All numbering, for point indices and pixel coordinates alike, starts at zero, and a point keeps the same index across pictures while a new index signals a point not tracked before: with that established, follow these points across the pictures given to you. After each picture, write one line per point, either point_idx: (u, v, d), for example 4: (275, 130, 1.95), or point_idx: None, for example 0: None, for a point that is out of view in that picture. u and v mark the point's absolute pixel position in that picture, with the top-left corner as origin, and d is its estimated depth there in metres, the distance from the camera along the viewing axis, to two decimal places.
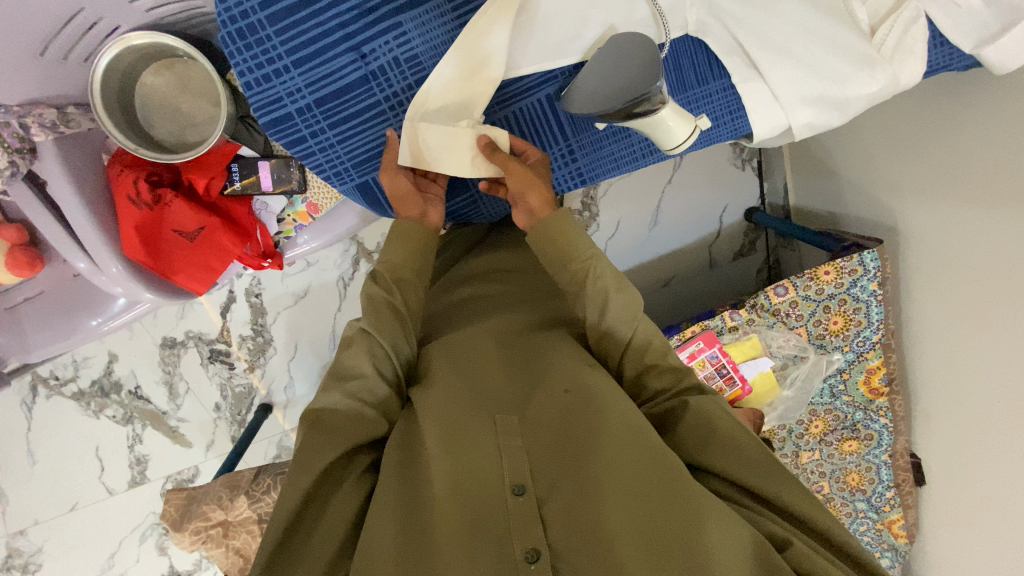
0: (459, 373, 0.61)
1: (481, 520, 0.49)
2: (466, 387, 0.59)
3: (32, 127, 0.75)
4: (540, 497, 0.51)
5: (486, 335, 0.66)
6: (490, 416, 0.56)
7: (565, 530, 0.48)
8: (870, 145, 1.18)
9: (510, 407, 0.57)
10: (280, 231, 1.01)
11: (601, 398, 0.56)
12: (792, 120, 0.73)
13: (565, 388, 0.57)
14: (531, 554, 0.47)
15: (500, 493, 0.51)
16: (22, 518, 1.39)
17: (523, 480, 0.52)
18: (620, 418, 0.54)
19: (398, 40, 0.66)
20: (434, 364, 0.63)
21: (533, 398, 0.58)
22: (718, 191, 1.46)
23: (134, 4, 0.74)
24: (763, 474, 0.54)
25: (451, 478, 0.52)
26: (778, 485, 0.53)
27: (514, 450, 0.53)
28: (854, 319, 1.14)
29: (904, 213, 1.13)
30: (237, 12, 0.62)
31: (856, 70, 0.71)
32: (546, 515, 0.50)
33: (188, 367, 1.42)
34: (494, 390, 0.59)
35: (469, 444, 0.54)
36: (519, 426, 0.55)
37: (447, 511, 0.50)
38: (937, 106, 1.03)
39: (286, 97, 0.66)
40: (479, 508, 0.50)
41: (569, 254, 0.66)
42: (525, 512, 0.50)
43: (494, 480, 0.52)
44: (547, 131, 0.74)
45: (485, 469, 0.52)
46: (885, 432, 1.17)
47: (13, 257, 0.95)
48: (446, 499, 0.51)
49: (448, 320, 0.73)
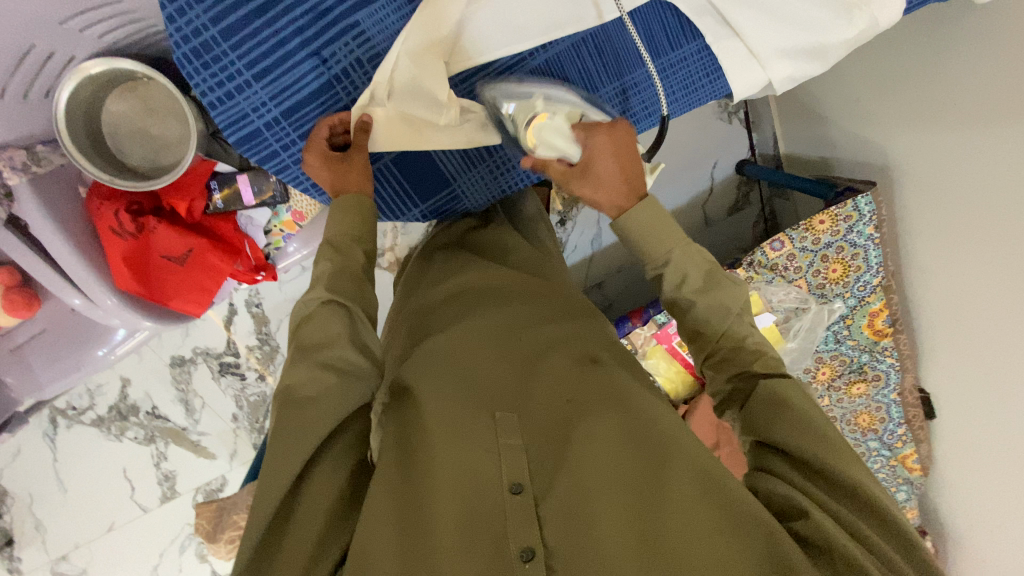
0: (455, 376, 0.62)
1: (477, 519, 0.50)
2: (464, 389, 0.60)
3: (4, 171, 0.75)
4: (537, 496, 0.52)
5: (477, 334, 0.66)
6: (490, 416, 0.57)
7: (562, 530, 0.49)
8: (857, 85, 1.15)
9: (509, 407, 0.58)
10: (269, 243, 1.02)
11: (603, 403, 0.57)
12: (770, 74, 0.71)
13: (567, 396, 0.58)
14: (526, 553, 0.48)
15: (497, 492, 0.52)
16: (62, 543, 1.43)
17: (521, 479, 0.52)
18: (623, 421, 0.56)
19: (358, 40, 0.64)
20: (430, 366, 0.64)
21: (532, 399, 0.59)
22: (707, 148, 1.44)
23: (85, 32, 0.72)
24: (817, 450, 0.52)
25: (451, 480, 0.53)
26: (841, 466, 0.51)
27: (513, 447, 0.54)
28: (853, 265, 1.13)
29: (895, 151, 1.11)
30: (189, 30, 0.60)
31: (831, 17, 0.69)
32: (542, 514, 0.51)
33: (200, 382, 1.44)
34: (493, 391, 0.60)
35: (467, 445, 0.55)
36: (519, 425, 0.56)
37: (447, 509, 0.51)
38: (925, 37, 0.99)
39: (252, 113, 0.65)
40: (477, 508, 0.51)
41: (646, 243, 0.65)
42: (522, 511, 0.50)
43: (491, 479, 0.53)
44: None
45: (484, 470, 0.53)
46: (892, 372, 1.17)
47: (9, 300, 0.96)
48: (444, 501, 0.52)
49: (440, 314, 0.73)
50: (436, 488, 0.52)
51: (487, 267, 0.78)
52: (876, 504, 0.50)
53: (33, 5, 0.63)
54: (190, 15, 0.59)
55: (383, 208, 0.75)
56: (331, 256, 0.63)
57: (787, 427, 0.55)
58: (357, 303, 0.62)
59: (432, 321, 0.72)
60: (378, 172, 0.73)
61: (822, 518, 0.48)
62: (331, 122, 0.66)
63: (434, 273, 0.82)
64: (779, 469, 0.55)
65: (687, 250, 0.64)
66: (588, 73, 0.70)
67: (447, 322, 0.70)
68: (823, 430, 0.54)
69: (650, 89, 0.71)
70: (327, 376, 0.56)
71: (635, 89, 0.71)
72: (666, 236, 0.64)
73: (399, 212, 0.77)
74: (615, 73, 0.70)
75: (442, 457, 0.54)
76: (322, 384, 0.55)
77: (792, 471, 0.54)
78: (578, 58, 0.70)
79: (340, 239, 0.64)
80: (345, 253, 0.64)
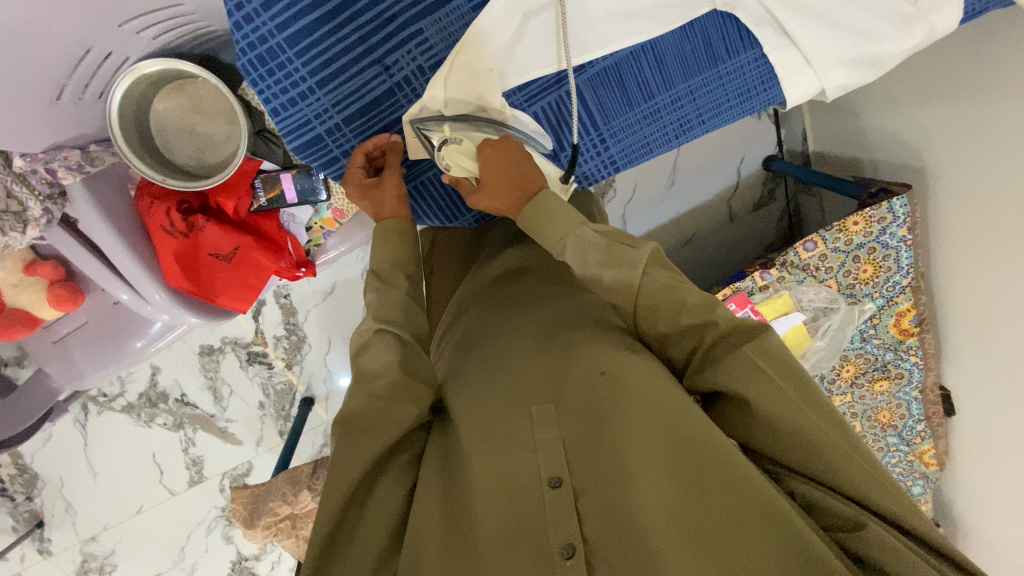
0: (491, 378, 0.64)
1: (520, 516, 0.52)
2: (499, 389, 0.62)
3: (59, 171, 0.75)
4: (576, 488, 0.54)
5: (518, 336, 0.69)
6: (527, 410, 0.59)
7: (600, 523, 0.51)
8: (895, 87, 1.15)
9: (547, 399, 0.60)
10: (309, 240, 1.05)
11: (635, 387, 0.57)
12: (825, 82, 0.71)
13: (601, 370, 0.60)
14: (567, 550, 0.50)
15: (538, 487, 0.54)
16: (92, 525, 1.46)
17: (560, 472, 0.54)
18: (657, 405, 0.56)
19: (420, 48, 0.65)
20: (471, 371, 0.67)
21: (567, 384, 0.61)
22: (735, 143, 1.43)
23: (141, 33, 0.71)
24: (804, 454, 0.53)
25: (493, 478, 0.55)
26: (835, 471, 0.52)
27: (551, 440, 0.56)
28: (884, 266, 1.14)
29: (932, 153, 1.11)
30: (256, 37, 0.60)
31: (890, 26, 0.69)
32: (582, 507, 0.53)
33: (228, 371, 1.46)
34: (529, 386, 0.62)
35: (507, 444, 0.57)
36: (556, 417, 0.58)
37: (490, 508, 0.53)
38: (969, 42, 0.98)
39: (314, 119, 0.65)
40: (517, 503, 0.53)
41: (543, 236, 0.63)
42: (562, 502, 0.53)
43: (530, 474, 0.54)
44: (578, 124, 0.71)
45: (522, 467, 0.55)
46: (916, 370, 1.19)
47: (54, 293, 0.97)
48: (485, 502, 0.54)
49: (489, 318, 0.74)
50: (476, 490, 0.55)
51: (519, 279, 0.80)
52: (875, 499, 0.51)
53: (94, 12, 0.62)
54: (257, 21, 0.59)
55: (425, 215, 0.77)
56: (378, 284, 0.65)
57: (767, 416, 0.54)
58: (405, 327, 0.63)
59: (480, 326, 0.74)
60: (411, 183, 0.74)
61: (876, 526, 0.50)
62: (366, 148, 0.67)
63: (478, 287, 0.84)
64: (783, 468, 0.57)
65: (581, 231, 0.62)
66: (646, 81, 0.70)
67: (492, 329, 0.72)
68: (807, 428, 0.53)
69: (705, 97, 0.72)
70: (389, 392, 0.57)
71: (691, 96, 0.72)
72: (562, 228, 0.62)
73: (454, 216, 0.78)
74: (672, 79, 0.71)
75: (483, 459, 0.56)
76: (385, 400, 0.56)
77: (803, 483, 0.55)
78: (637, 66, 0.69)
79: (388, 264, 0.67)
80: (390, 279, 0.65)
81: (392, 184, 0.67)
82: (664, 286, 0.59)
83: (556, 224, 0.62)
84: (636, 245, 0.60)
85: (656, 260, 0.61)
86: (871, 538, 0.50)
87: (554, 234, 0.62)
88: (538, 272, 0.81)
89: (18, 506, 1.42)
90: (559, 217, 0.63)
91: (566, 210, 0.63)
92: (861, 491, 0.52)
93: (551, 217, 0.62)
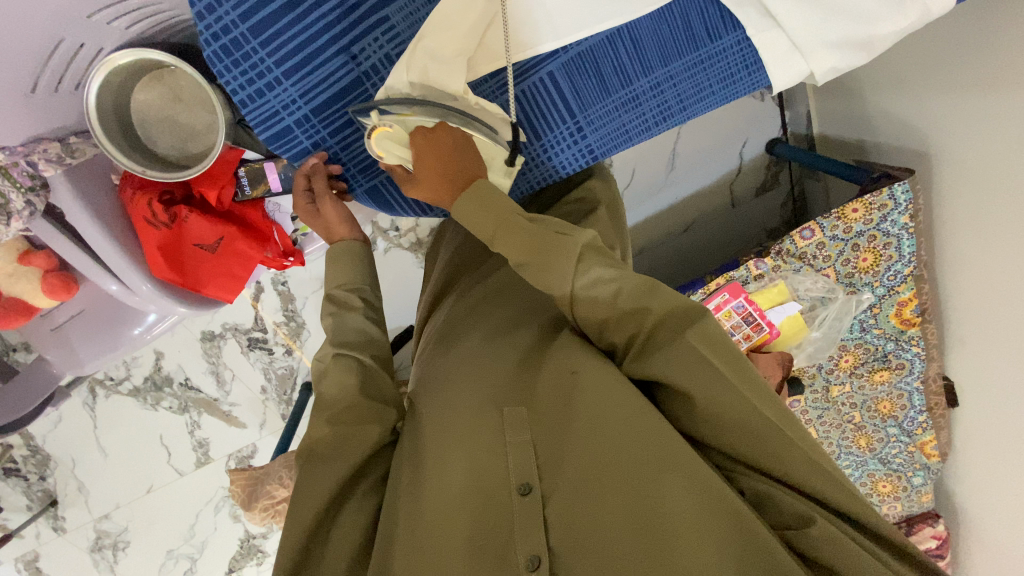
0: (460, 385, 0.64)
1: (486, 524, 0.52)
2: (468, 392, 0.62)
3: (40, 163, 0.75)
4: (545, 495, 0.53)
5: (490, 342, 0.68)
6: (498, 413, 0.59)
7: (563, 529, 0.50)
8: (900, 66, 1.10)
9: (518, 402, 0.59)
10: (296, 229, 1.06)
11: (608, 389, 0.56)
12: (813, 66, 0.68)
13: (571, 368, 0.59)
14: (532, 562, 0.49)
15: (506, 493, 0.53)
16: (104, 503, 1.51)
17: (529, 479, 0.54)
18: (624, 405, 0.54)
19: (387, 35, 0.64)
20: (444, 377, 0.66)
21: (539, 387, 0.60)
22: (738, 126, 1.39)
23: (112, 24, 0.70)
24: (752, 447, 0.53)
25: (460, 486, 0.55)
26: (796, 470, 0.52)
27: (522, 446, 0.56)
28: (884, 254, 1.11)
29: (938, 136, 1.06)
30: (218, 28, 0.59)
31: (883, 6, 0.66)
32: (549, 516, 0.52)
33: (230, 356, 1.48)
34: (500, 389, 0.61)
35: (475, 450, 0.57)
36: (528, 421, 0.57)
37: (454, 516, 0.53)
38: (977, 19, 0.93)
39: (282, 111, 0.64)
40: (485, 512, 0.53)
41: (479, 227, 0.62)
42: (529, 510, 0.52)
43: (499, 482, 0.54)
44: (552, 112, 0.69)
45: (492, 475, 0.55)
46: (917, 360, 1.16)
47: (49, 283, 0.99)
48: (451, 509, 0.53)
49: (463, 323, 0.75)
50: (444, 498, 0.54)
51: (489, 281, 0.79)
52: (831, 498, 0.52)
53: (60, 3, 0.62)
54: (218, 10, 0.58)
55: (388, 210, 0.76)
56: (336, 309, 0.69)
57: (717, 414, 0.53)
58: (363, 350, 0.66)
59: (454, 332, 0.74)
60: (359, 171, 0.72)
61: (824, 523, 0.50)
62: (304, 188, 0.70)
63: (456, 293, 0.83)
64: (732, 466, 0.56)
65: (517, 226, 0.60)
66: (622, 66, 0.68)
67: (466, 332, 0.72)
68: (760, 422, 0.52)
69: (686, 83, 0.69)
70: None
71: (671, 81, 0.69)
72: (493, 222, 0.61)
73: (429, 210, 0.77)
74: (650, 64, 0.68)
75: (453, 467, 0.56)
76: (342, 417, 0.59)
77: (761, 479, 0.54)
78: (612, 51, 0.68)
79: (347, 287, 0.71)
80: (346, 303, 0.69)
81: (331, 211, 0.69)
82: (599, 273, 0.57)
83: (490, 220, 0.61)
84: (571, 234, 0.59)
85: (593, 248, 0.59)
86: (818, 534, 0.49)
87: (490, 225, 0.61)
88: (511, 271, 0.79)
89: (32, 485, 1.47)
90: (495, 215, 0.61)
91: (500, 205, 0.61)
92: (813, 485, 0.52)
93: (481, 210, 0.61)
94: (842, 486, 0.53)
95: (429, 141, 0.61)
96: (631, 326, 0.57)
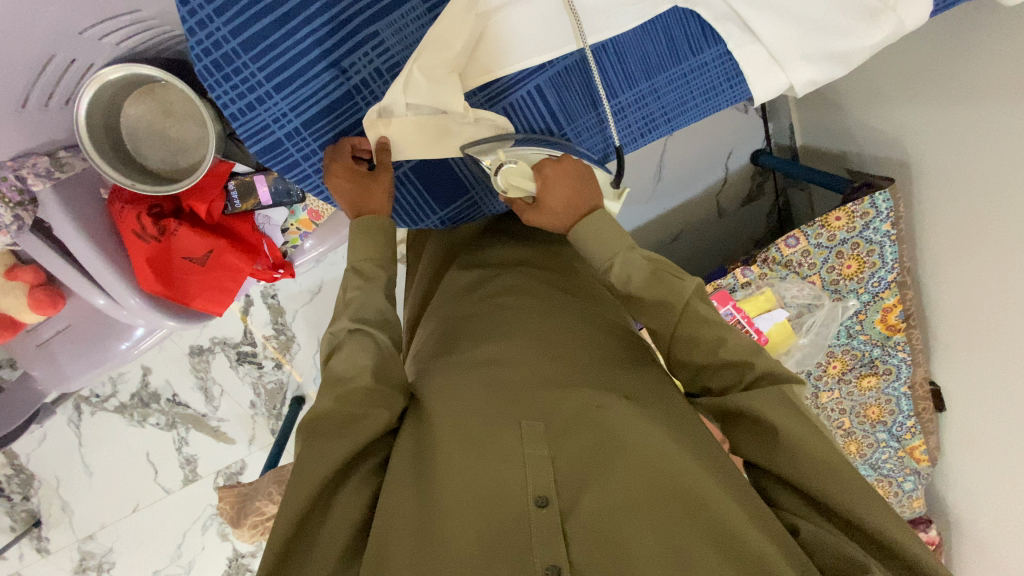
0: (474, 392, 0.62)
1: (501, 534, 0.51)
2: (485, 395, 0.61)
3: (29, 178, 0.75)
4: (563, 510, 0.52)
5: (501, 347, 0.67)
6: (516, 423, 0.57)
7: (586, 546, 0.50)
8: (878, 79, 1.13)
9: (537, 416, 0.58)
10: (286, 241, 1.07)
11: (632, 420, 0.58)
12: (792, 78, 0.70)
13: (596, 401, 0.59)
14: (552, 570, 0.49)
15: (523, 504, 0.52)
16: (89, 523, 1.48)
17: (547, 492, 0.53)
18: (649, 442, 0.56)
19: (377, 50, 0.65)
20: (443, 380, 0.64)
21: (561, 406, 0.59)
22: (724, 137, 1.41)
23: (103, 40, 0.71)
24: (821, 486, 0.54)
25: (470, 494, 0.53)
26: (873, 518, 0.53)
27: (540, 459, 0.55)
28: (868, 261, 1.13)
29: (917, 146, 1.09)
30: (210, 43, 0.60)
31: (857, 21, 0.69)
32: (567, 530, 0.51)
33: (219, 371, 1.47)
34: (518, 399, 0.60)
35: (492, 460, 0.55)
36: (546, 435, 0.57)
37: (467, 525, 0.51)
38: (948, 35, 0.97)
39: (273, 124, 0.65)
40: (501, 523, 0.51)
41: (592, 256, 0.68)
42: (546, 524, 0.51)
43: (516, 492, 0.53)
44: (541, 124, 0.71)
45: (509, 485, 0.54)
46: (904, 366, 1.17)
47: (35, 299, 0.98)
48: (462, 517, 0.52)
49: (469, 326, 0.73)
50: (455, 504, 0.53)
51: (490, 287, 0.79)
52: (907, 553, 0.52)
53: (51, 19, 0.62)
54: (210, 26, 0.59)
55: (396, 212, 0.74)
56: (362, 282, 0.67)
57: (789, 449, 0.56)
58: (382, 330, 0.65)
59: (460, 332, 0.72)
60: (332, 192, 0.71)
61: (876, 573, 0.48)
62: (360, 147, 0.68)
63: (452, 291, 0.82)
64: (789, 505, 0.57)
65: (631, 256, 0.67)
66: (608, 79, 0.70)
67: (472, 336, 0.71)
68: (834, 466, 0.55)
69: (669, 95, 0.71)
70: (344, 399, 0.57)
71: (655, 94, 0.71)
72: (609, 250, 0.67)
73: (419, 220, 0.77)
74: (635, 78, 0.70)
75: (464, 474, 0.55)
76: (336, 412, 0.56)
77: (831, 524, 0.55)
78: (598, 64, 0.69)
79: (357, 270, 0.67)
80: (372, 277, 0.67)
81: (386, 181, 0.68)
82: (703, 319, 0.64)
83: (603, 251, 0.67)
84: (683, 279, 0.66)
85: (698, 295, 0.66)
86: None
87: (604, 259, 0.67)
88: (523, 282, 0.79)
89: (15, 505, 1.44)
90: (615, 248, 0.67)
91: (614, 234, 0.67)
92: (890, 537, 0.52)
93: (599, 241, 0.67)
94: (916, 543, 0.53)
95: (557, 173, 0.65)
96: (731, 376, 0.61)
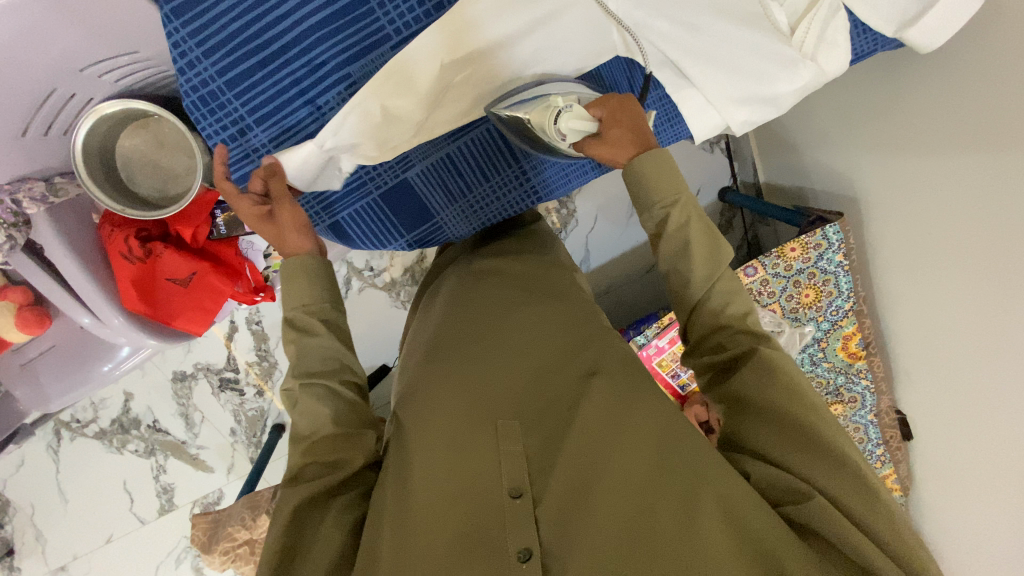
0: (449, 393, 0.64)
1: (478, 524, 0.54)
2: (460, 390, 0.64)
3: (25, 202, 0.81)
4: (536, 498, 0.55)
5: (474, 345, 0.70)
6: (491, 423, 0.61)
7: (556, 529, 0.53)
8: (825, 121, 1.22)
9: (513, 414, 0.61)
10: (269, 265, 1.12)
11: (607, 413, 0.60)
12: (729, 120, 0.80)
13: (570, 402, 0.61)
14: (524, 554, 0.52)
15: (498, 496, 0.55)
16: (62, 554, 1.46)
17: (521, 484, 0.56)
18: (621, 435, 0.57)
19: (348, 89, 0.71)
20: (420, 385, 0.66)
21: (538, 404, 0.62)
22: (692, 174, 1.50)
23: (102, 77, 0.78)
24: (798, 440, 0.56)
25: (445, 491, 0.57)
26: (841, 466, 0.54)
27: (515, 454, 0.58)
28: (824, 291, 1.20)
29: (863, 183, 1.16)
30: (198, 81, 0.67)
31: (779, 69, 0.76)
32: (539, 516, 0.54)
33: (200, 398, 1.49)
34: (494, 398, 0.63)
35: (469, 454, 0.59)
36: (521, 430, 0.60)
37: (446, 520, 0.55)
38: (881, 82, 1.06)
39: (253, 153, 0.72)
40: (479, 515, 0.55)
41: (656, 190, 0.69)
42: (520, 513, 0.54)
43: (492, 485, 0.56)
44: (501, 158, 0.83)
45: (487, 477, 0.57)
46: (868, 394, 1.21)
47: (23, 318, 1.02)
48: (438, 513, 0.55)
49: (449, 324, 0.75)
50: (432, 500, 0.56)
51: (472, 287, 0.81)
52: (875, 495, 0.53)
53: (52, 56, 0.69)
54: (199, 67, 0.67)
55: (368, 235, 0.81)
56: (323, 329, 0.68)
57: (773, 400, 0.58)
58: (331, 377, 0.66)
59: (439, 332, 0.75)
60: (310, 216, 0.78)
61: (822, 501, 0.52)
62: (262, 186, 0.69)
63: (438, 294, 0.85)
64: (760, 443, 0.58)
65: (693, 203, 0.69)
66: None
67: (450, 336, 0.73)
68: (812, 416, 0.57)
69: None
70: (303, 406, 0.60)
71: None
72: (674, 184, 0.69)
73: (386, 242, 0.84)
74: None
75: (440, 471, 0.58)
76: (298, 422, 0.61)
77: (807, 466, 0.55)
78: None
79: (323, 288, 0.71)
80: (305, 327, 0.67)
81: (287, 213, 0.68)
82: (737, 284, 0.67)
83: (675, 184, 0.69)
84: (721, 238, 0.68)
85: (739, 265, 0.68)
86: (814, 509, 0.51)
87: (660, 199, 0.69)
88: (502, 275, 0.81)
89: None
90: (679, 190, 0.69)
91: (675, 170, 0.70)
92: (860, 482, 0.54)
93: (664, 173, 0.69)
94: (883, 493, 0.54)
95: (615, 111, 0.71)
96: (750, 341, 0.63)
